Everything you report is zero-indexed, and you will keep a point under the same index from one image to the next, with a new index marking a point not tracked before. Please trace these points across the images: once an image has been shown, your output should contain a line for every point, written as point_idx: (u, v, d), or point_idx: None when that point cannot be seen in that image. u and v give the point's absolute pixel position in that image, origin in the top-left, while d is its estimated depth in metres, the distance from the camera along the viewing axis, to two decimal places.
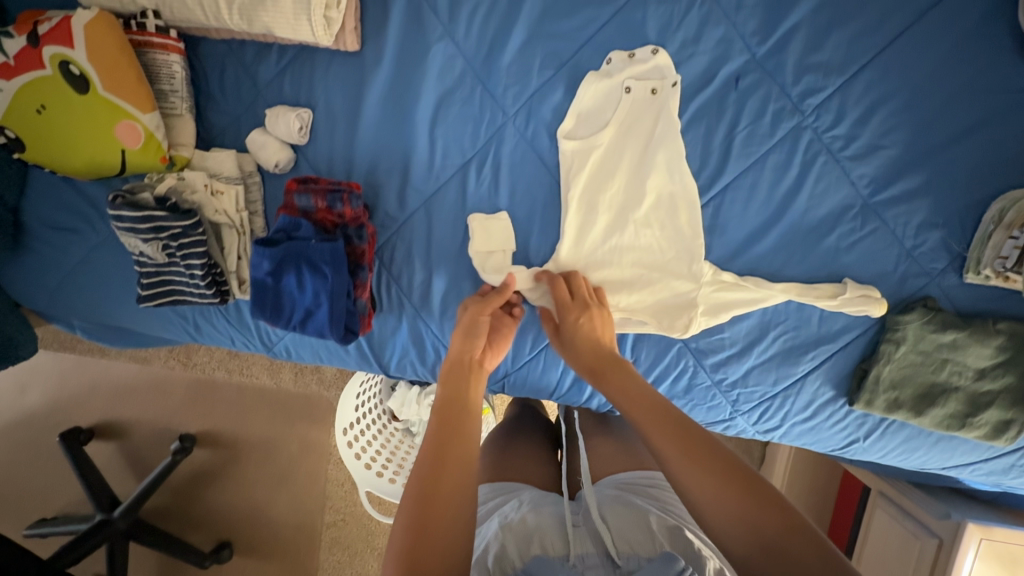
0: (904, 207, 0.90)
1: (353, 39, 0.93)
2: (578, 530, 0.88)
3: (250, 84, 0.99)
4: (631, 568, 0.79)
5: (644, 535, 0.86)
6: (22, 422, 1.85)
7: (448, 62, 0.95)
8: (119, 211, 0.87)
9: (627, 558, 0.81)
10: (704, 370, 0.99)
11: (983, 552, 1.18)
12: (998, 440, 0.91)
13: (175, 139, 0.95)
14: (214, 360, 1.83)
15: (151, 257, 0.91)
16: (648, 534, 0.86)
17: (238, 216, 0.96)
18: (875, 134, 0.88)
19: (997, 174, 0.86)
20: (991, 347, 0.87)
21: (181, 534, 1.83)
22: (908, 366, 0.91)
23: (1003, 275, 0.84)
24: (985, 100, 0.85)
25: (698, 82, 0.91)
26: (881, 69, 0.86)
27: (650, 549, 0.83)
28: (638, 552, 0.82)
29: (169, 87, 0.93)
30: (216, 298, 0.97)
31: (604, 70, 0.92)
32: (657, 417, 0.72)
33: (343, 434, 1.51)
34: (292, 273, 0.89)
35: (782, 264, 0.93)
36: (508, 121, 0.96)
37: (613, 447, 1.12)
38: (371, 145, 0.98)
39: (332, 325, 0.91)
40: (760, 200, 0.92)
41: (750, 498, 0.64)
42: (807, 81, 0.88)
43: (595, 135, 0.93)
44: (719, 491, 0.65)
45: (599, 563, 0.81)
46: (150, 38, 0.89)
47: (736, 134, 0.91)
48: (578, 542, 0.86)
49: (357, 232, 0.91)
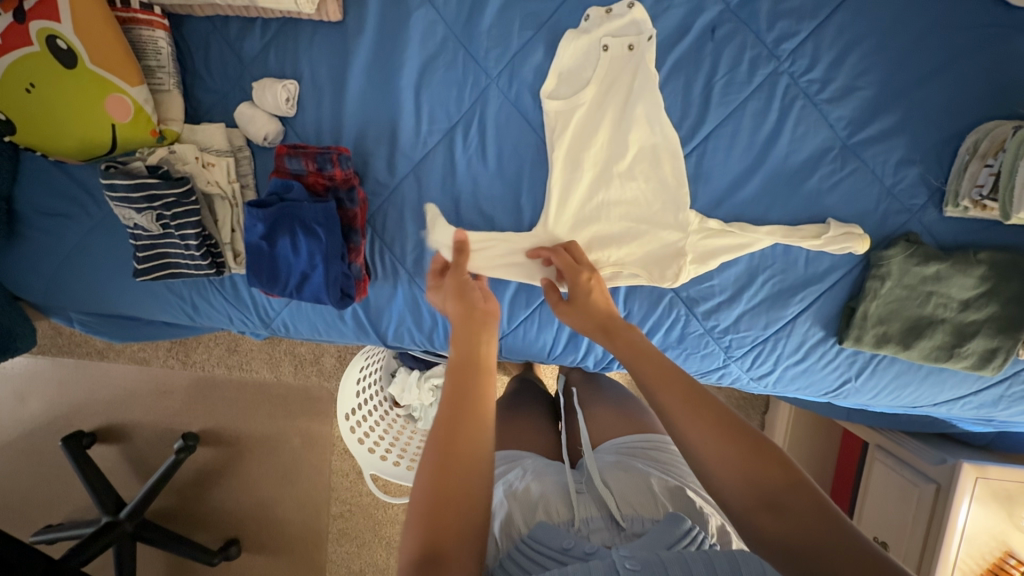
0: (882, 146, 0.91)
1: (334, 9, 0.95)
2: (582, 495, 0.89)
3: (236, 60, 1.00)
4: (637, 530, 0.81)
5: (646, 497, 0.87)
6: (23, 431, 1.85)
7: (429, 27, 0.96)
8: (112, 180, 0.89)
9: (632, 519, 0.83)
10: (695, 318, 1.01)
11: (980, 492, 1.20)
12: (986, 369, 0.93)
13: (164, 113, 0.96)
14: (213, 357, 1.83)
15: (146, 229, 0.93)
16: (651, 496, 0.87)
17: (230, 187, 0.98)
18: (851, 76, 0.90)
19: (970, 107, 0.89)
20: (973, 277, 0.89)
21: (189, 533, 1.84)
22: (894, 301, 0.93)
23: (980, 204, 0.86)
24: (954, 36, 0.87)
25: (675, 35, 0.93)
26: (853, 12, 0.88)
27: (654, 511, 0.85)
28: (642, 513, 0.84)
29: (156, 63, 0.95)
30: (212, 269, 0.98)
31: (582, 27, 0.94)
32: (668, 380, 0.72)
33: (347, 420, 1.45)
34: (287, 237, 0.90)
35: (767, 210, 0.95)
36: (491, 83, 0.97)
37: (614, 416, 1.10)
38: (358, 113, 1.00)
39: (328, 288, 0.93)
40: (741, 147, 0.94)
41: (755, 457, 0.67)
42: (781, 27, 0.90)
43: (576, 93, 0.95)
44: (726, 448, 0.68)
45: (604, 526, 0.82)
46: (135, 14, 0.91)
47: (715, 84, 0.93)
48: (583, 505, 0.86)
49: (348, 195, 0.93)
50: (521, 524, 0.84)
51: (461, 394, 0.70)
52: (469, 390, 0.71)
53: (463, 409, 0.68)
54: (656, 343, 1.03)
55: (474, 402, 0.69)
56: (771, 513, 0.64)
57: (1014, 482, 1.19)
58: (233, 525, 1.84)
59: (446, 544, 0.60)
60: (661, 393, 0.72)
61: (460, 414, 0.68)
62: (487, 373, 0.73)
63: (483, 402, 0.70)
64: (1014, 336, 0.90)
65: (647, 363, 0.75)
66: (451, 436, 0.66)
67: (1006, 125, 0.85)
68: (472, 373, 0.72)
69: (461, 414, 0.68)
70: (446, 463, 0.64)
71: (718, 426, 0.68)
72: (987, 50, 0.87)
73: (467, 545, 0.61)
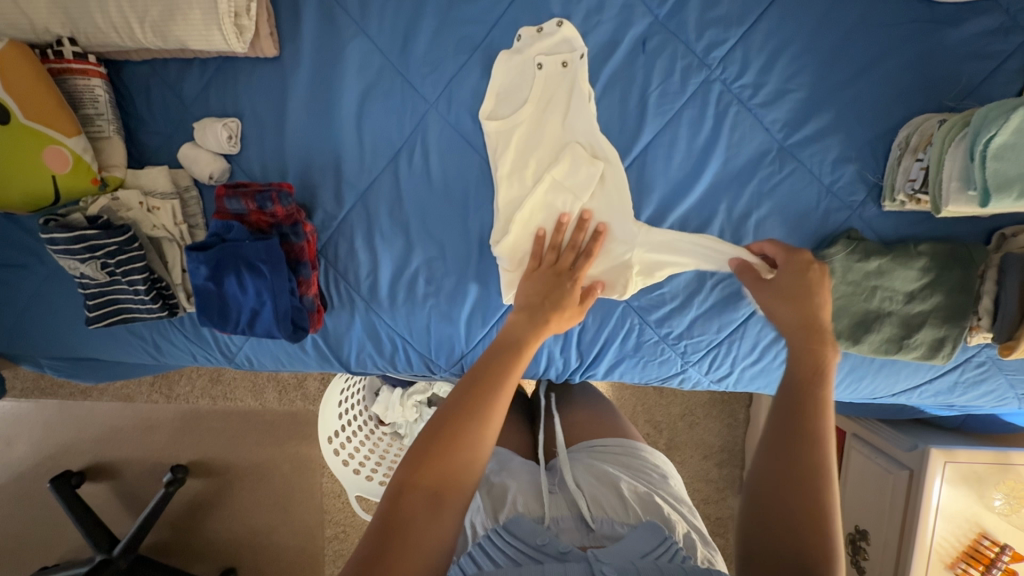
0: (818, 145, 0.92)
1: (268, 44, 0.95)
2: (555, 496, 0.85)
3: (177, 101, 1.00)
4: (607, 533, 0.78)
5: (615, 498, 0.84)
6: (12, 476, 1.84)
7: (366, 57, 0.97)
8: (51, 233, 0.89)
9: (602, 521, 0.80)
10: (649, 326, 1.03)
11: (949, 475, 1.20)
12: (936, 358, 0.94)
13: (106, 161, 0.97)
14: (197, 389, 1.82)
15: (92, 277, 0.94)
16: (620, 498, 0.84)
17: (177, 228, 0.99)
18: (782, 79, 0.91)
19: (899, 103, 0.90)
20: (915, 269, 0.91)
21: (186, 565, 1.83)
22: (841, 298, 0.94)
23: (914, 198, 0.87)
24: (877, 34, 0.88)
25: (606, 50, 0.94)
26: (778, 16, 0.89)
27: (624, 514, 0.81)
28: (612, 516, 0.81)
29: (94, 111, 0.95)
30: (163, 312, 1.00)
31: (515, 47, 0.94)
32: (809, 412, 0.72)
33: (328, 443, 1.47)
34: (232, 275, 0.92)
35: (711, 216, 0.97)
36: (430, 108, 0.98)
37: (589, 416, 1.06)
38: (302, 147, 1.00)
39: (279, 322, 0.95)
40: (682, 155, 0.95)
41: (814, 523, 0.65)
42: (709, 35, 0.91)
43: (514, 113, 0.96)
44: (806, 499, 0.67)
45: (574, 527, 0.80)
46: (69, 64, 0.92)
47: (650, 95, 0.94)
48: (554, 505, 0.83)
49: (293, 230, 0.95)
50: (495, 518, 0.81)
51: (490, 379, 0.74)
52: (502, 375, 0.74)
53: (489, 394, 0.72)
54: (612, 354, 1.06)
55: (503, 396, 0.73)
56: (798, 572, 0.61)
57: (982, 463, 1.20)
58: (230, 554, 1.84)
59: (446, 492, 0.65)
60: (798, 421, 0.72)
61: (485, 395, 0.72)
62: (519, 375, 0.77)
63: (504, 394, 0.73)
64: (960, 325, 0.92)
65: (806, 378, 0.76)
66: (472, 410, 0.70)
67: (932, 119, 0.86)
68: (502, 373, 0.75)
69: (488, 399, 0.71)
70: (459, 427, 0.69)
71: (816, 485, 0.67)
72: (911, 46, 0.88)
73: (461, 500, 0.66)
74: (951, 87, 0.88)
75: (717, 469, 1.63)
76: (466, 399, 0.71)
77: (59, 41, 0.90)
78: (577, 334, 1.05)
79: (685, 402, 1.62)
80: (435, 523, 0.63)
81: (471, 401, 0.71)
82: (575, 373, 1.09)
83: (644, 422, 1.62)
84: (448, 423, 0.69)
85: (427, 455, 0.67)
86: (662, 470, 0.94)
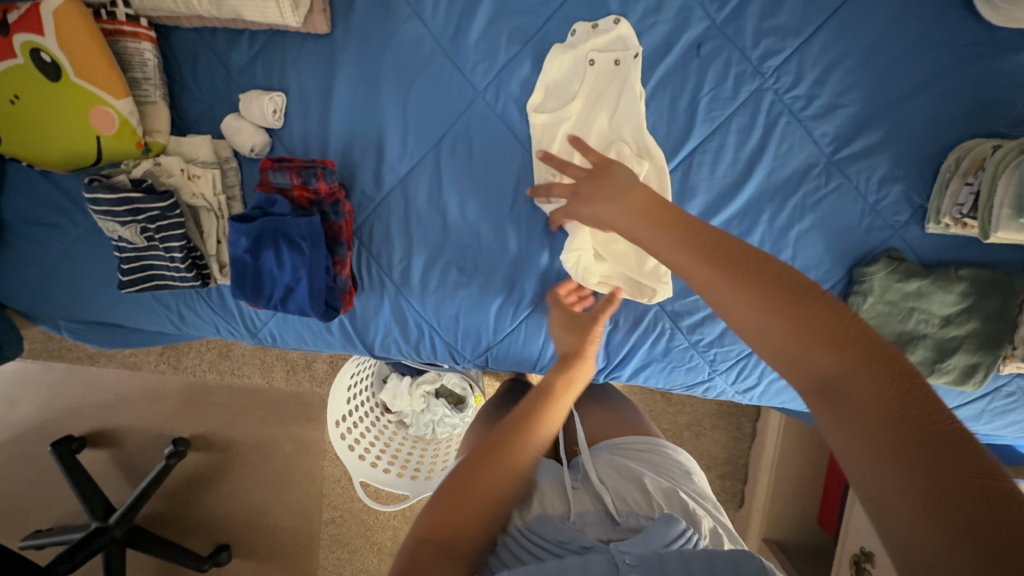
0: (866, 162, 0.92)
1: (322, 20, 0.94)
2: (577, 491, 0.84)
3: (223, 71, 1.00)
4: (632, 526, 0.77)
5: (639, 494, 0.83)
6: (13, 436, 1.83)
7: (417, 41, 0.96)
8: (96, 194, 0.89)
9: (627, 515, 0.79)
10: (681, 332, 1.04)
11: None
12: (967, 384, 0.94)
13: (150, 126, 0.97)
14: (205, 362, 1.81)
15: (130, 241, 0.94)
16: (643, 493, 0.83)
17: (216, 199, 0.98)
18: (834, 93, 0.91)
19: (951, 127, 0.89)
20: (954, 293, 0.90)
21: (180, 539, 1.82)
22: (877, 317, 0.94)
23: (961, 222, 0.87)
24: (936, 56, 0.88)
25: (660, 51, 0.93)
26: (837, 29, 0.89)
27: (648, 509, 0.80)
28: (636, 510, 0.80)
29: (142, 75, 0.95)
30: (197, 281, 0.99)
31: (570, 41, 0.94)
32: (746, 284, 0.59)
33: (337, 427, 1.41)
34: (271, 250, 0.93)
35: (751, 226, 0.96)
36: (478, 96, 0.98)
37: (607, 416, 1.05)
38: (346, 126, 1.00)
39: (312, 301, 0.95)
40: (727, 161, 0.95)
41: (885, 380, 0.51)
42: (765, 44, 0.91)
43: (562, 108, 0.96)
44: (824, 369, 0.54)
45: (599, 521, 0.78)
46: (121, 26, 0.92)
47: (699, 101, 0.94)
48: (577, 500, 0.81)
49: (333, 209, 0.95)
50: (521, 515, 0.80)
51: (507, 431, 0.80)
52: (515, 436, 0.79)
53: (510, 447, 0.78)
54: (640, 357, 1.06)
55: (520, 451, 0.78)
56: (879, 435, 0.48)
57: None
58: (225, 531, 1.82)
59: (456, 541, 0.69)
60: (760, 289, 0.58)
61: (502, 450, 0.77)
62: (542, 434, 0.81)
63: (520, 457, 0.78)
64: (994, 352, 0.91)
65: (723, 272, 0.60)
66: (489, 462, 0.76)
67: (986, 143, 0.85)
68: (529, 428, 0.80)
69: (505, 449, 0.77)
70: (468, 476, 0.74)
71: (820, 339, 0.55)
72: (968, 70, 0.87)
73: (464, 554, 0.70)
74: (1005, 114, 0.87)
75: (720, 482, 1.60)
76: (482, 453, 0.77)
77: (113, 2, 0.91)
78: (607, 335, 1.06)
79: (691, 412, 1.59)
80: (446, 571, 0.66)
81: (489, 452, 0.77)
82: (600, 372, 1.09)
83: None
84: (468, 470, 0.75)
85: (443, 504, 0.72)
86: (685, 467, 0.93)
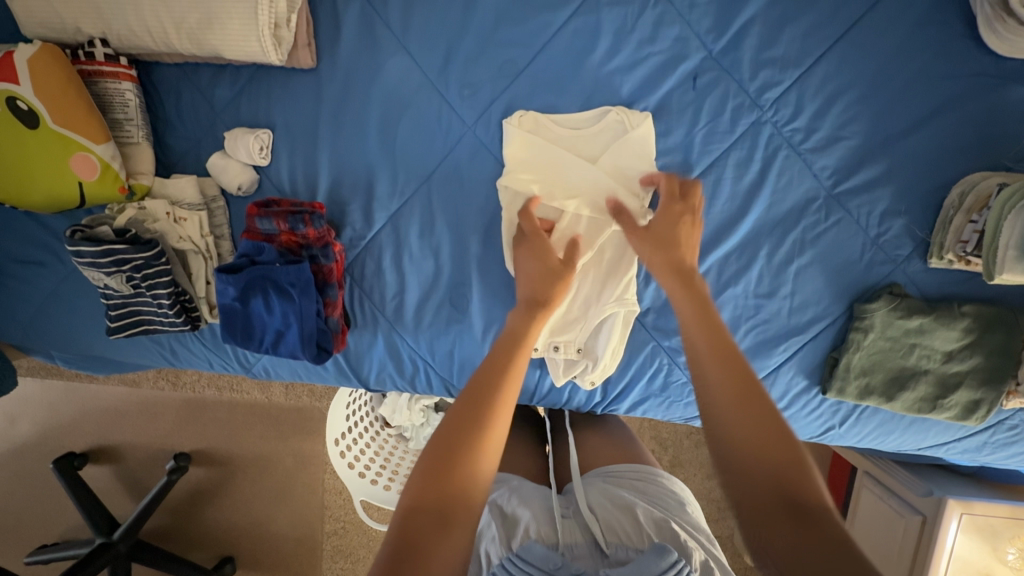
0: (867, 196, 0.90)
1: (306, 55, 0.91)
2: (567, 521, 0.82)
3: (207, 107, 0.97)
4: (620, 559, 0.75)
5: (630, 525, 0.80)
6: (14, 453, 1.82)
7: (405, 74, 0.93)
8: (78, 247, 0.87)
9: (616, 547, 0.76)
10: (678, 367, 1.03)
11: (965, 525, 1.16)
12: (970, 419, 0.93)
13: (133, 168, 0.95)
14: (203, 378, 1.79)
15: (116, 289, 0.93)
16: (634, 524, 0.80)
17: (203, 241, 0.97)
18: (835, 125, 0.88)
19: (954, 161, 0.87)
20: (957, 329, 0.88)
21: (184, 552, 1.82)
22: (877, 353, 0.92)
23: (964, 258, 0.85)
24: (939, 87, 0.85)
25: (656, 82, 0.90)
26: (839, 59, 0.86)
27: (639, 541, 0.78)
28: (626, 543, 0.77)
29: (124, 116, 0.93)
30: (186, 325, 0.99)
31: (594, 138, 0.92)
32: (699, 332, 0.68)
33: (335, 446, 1.31)
34: (260, 297, 0.92)
35: (749, 260, 0.94)
36: (467, 131, 0.95)
37: (602, 442, 1.02)
38: (335, 163, 0.98)
39: (304, 345, 0.94)
40: (725, 194, 0.92)
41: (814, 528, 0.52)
42: (763, 76, 0.88)
43: (572, 175, 0.92)
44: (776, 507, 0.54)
45: (588, 553, 0.76)
46: (100, 67, 0.89)
47: (696, 133, 0.91)
48: (567, 531, 0.80)
49: (323, 253, 0.93)
50: (508, 546, 0.78)
51: (483, 386, 0.68)
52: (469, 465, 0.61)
53: (493, 392, 0.67)
54: (638, 392, 1.05)
55: (510, 392, 0.68)
56: (785, 514, 0.53)
57: (999, 517, 1.16)
58: (229, 544, 1.82)
59: None
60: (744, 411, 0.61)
61: (487, 400, 0.66)
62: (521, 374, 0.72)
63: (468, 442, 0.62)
64: (997, 388, 0.90)
65: (709, 338, 0.67)
66: (475, 421, 0.64)
67: (992, 179, 0.83)
68: (464, 428, 0.63)
69: (490, 401, 0.66)
70: (461, 437, 0.62)
71: (758, 410, 0.61)
72: (972, 103, 0.85)
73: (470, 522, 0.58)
74: (1011, 147, 0.85)
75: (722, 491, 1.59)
76: (463, 415, 0.65)
77: (90, 42, 0.87)
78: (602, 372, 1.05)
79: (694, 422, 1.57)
80: (446, 542, 0.55)
81: (477, 411, 0.65)
82: (598, 406, 1.08)
83: (651, 440, 1.58)
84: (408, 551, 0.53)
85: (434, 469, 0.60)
86: (679, 496, 0.90)
